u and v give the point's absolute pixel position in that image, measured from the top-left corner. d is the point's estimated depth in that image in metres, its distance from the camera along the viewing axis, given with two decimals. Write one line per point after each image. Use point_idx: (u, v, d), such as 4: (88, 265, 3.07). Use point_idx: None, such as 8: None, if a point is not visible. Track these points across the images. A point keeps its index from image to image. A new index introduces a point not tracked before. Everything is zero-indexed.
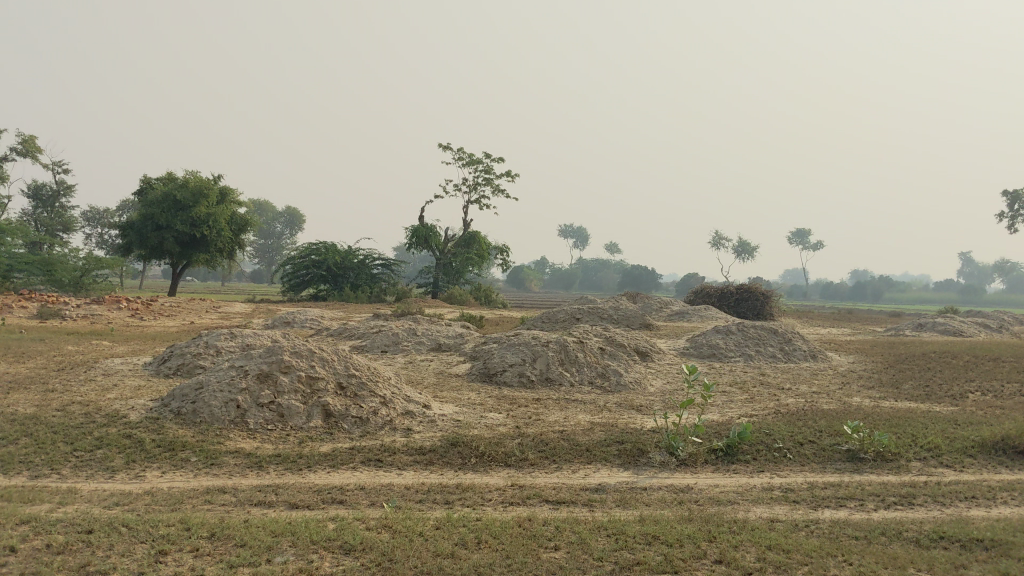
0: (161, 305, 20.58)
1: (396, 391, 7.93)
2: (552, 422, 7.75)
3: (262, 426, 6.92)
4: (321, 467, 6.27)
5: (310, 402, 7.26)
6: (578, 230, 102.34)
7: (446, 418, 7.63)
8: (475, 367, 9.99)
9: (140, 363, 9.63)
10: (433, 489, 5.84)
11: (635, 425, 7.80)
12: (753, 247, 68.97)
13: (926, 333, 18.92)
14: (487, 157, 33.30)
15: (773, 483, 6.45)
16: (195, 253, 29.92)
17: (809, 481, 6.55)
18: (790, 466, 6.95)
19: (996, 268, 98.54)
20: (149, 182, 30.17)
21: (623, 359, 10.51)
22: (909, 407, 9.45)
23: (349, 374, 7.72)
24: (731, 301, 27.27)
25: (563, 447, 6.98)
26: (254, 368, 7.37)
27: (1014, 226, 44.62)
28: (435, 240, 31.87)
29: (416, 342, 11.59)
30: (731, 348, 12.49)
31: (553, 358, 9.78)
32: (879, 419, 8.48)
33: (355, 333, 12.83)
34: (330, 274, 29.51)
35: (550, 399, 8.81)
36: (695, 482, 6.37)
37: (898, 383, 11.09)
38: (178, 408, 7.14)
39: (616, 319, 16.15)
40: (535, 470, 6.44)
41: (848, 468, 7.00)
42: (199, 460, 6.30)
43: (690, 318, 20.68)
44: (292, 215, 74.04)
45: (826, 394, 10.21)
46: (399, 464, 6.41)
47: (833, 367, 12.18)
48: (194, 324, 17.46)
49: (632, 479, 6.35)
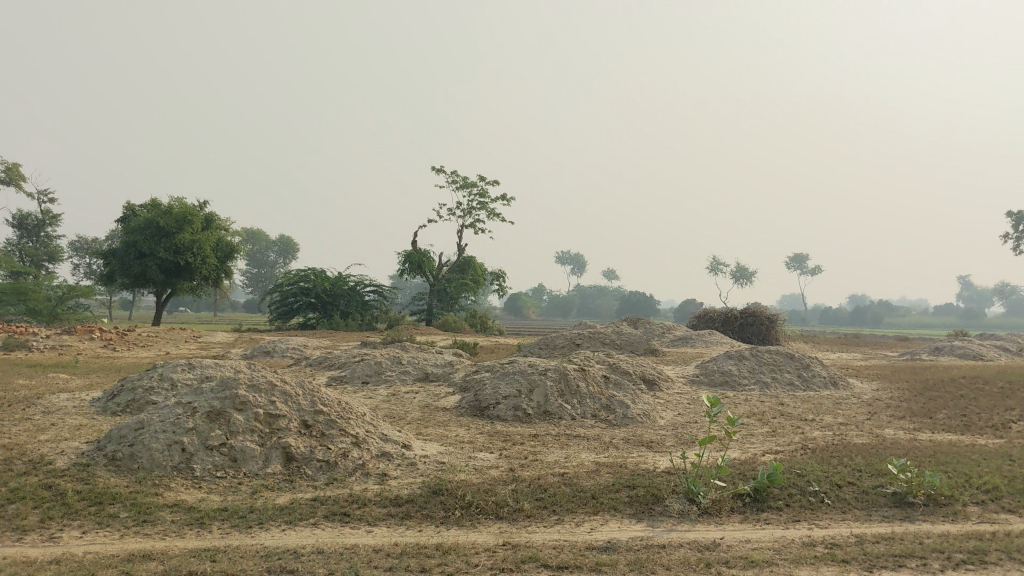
0: (137, 335, 19.57)
1: (371, 429, 6.89)
2: (551, 463, 6.72)
3: (210, 473, 5.90)
4: (275, 525, 5.25)
5: (268, 444, 6.23)
6: (574, 256, 101.42)
7: (428, 460, 6.59)
8: (465, 400, 8.96)
9: (89, 399, 8.59)
10: (408, 551, 4.80)
11: (646, 465, 6.77)
12: (751, 272, 68.07)
13: (944, 357, 17.98)
14: (482, 181, 32.38)
15: (815, 537, 5.43)
16: (180, 282, 28.86)
17: (855, 533, 5.53)
18: (830, 514, 5.93)
19: (997, 290, 97.74)
20: (132, 209, 29.18)
21: (630, 389, 9.48)
22: (951, 440, 8.41)
23: (317, 409, 6.69)
24: (734, 326, 26.31)
25: (565, 494, 5.96)
26: (204, 405, 6.33)
27: (1021, 246, 43.83)
28: (429, 265, 30.88)
29: (401, 372, 10.57)
30: (745, 376, 11.47)
31: (551, 388, 8.76)
32: (923, 456, 7.45)
33: (334, 363, 11.79)
34: (319, 302, 28.52)
35: (549, 435, 7.79)
36: (721, 537, 5.34)
37: (931, 413, 10.06)
38: (113, 452, 6.10)
39: (618, 345, 15.15)
40: (531, 524, 5.41)
41: (897, 516, 5.98)
42: (130, 516, 5.27)
43: (694, 344, 19.68)
44: (285, 242, 73.22)
45: (854, 426, 9.18)
46: (369, 519, 5.39)
47: (856, 395, 11.17)
48: (169, 355, 16.42)
49: (646, 534, 5.32)
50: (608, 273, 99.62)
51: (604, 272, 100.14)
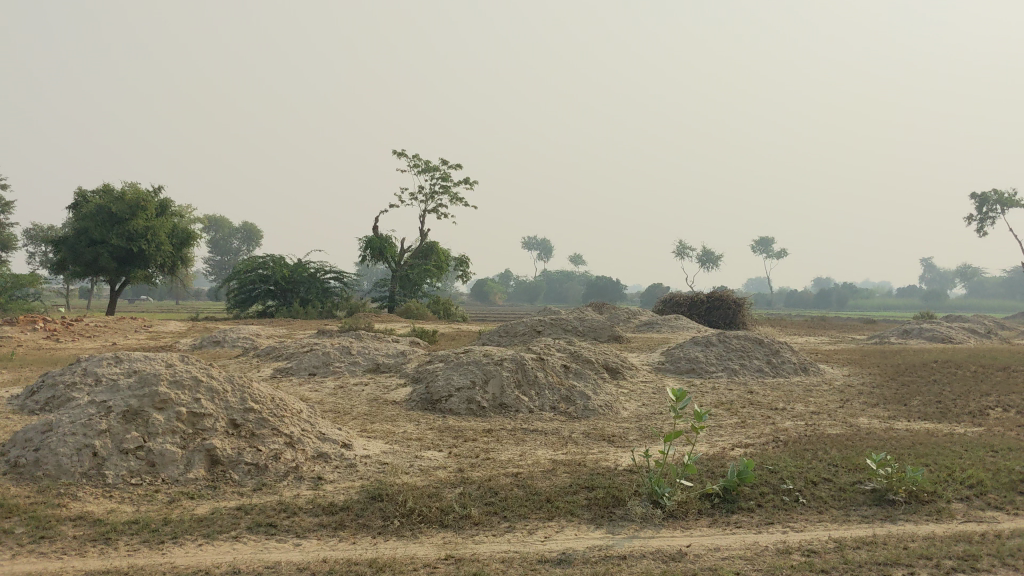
0: (84, 324, 18.79)
1: (307, 427, 6.33)
2: (504, 462, 6.20)
3: (124, 481, 5.32)
4: (191, 539, 4.68)
5: (191, 446, 5.65)
6: (541, 241, 100.88)
7: (369, 461, 6.05)
8: (416, 392, 8.41)
9: (7, 397, 7.92)
10: (337, 570, 4.25)
11: (607, 463, 6.27)
12: (717, 256, 68.00)
13: (913, 340, 17.69)
14: (444, 164, 31.68)
15: (791, 543, 4.96)
16: (133, 270, 27.95)
17: (834, 538, 5.07)
18: (805, 515, 5.47)
19: (960, 272, 98.60)
20: (83, 194, 28.19)
21: (592, 379, 8.97)
22: (928, 430, 8.00)
23: (247, 407, 6.12)
24: (701, 310, 25.96)
25: (517, 497, 5.44)
26: (120, 404, 5.72)
27: (984, 229, 43.89)
28: (390, 251, 30.19)
29: (351, 363, 9.99)
30: (712, 363, 11.00)
31: (508, 379, 8.23)
32: (900, 447, 7.02)
33: (283, 353, 11.19)
34: (278, 290, 27.79)
35: (504, 430, 7.27)
36: (688, 544, 4.85)
37: (905, 400, 9.66)
38: (16, 458, 5.46)
39: (582, 332, 14.65)
40: (479, 533, 4.89)
41: (878, 516, 5.53)
42: (26, 531, 4.66)
43: (660, 329, 19.26)
44: (249, 228, 72.09)
45: (827, 415, 8.75)
46: (298, 530, 4.85)
47: (827, 382, 10.75)
48: (115, 345, 15.69)
49: (606, 543, 4.82)
50: (575, 258, 99.26)
51: (571, 257, 99.85)
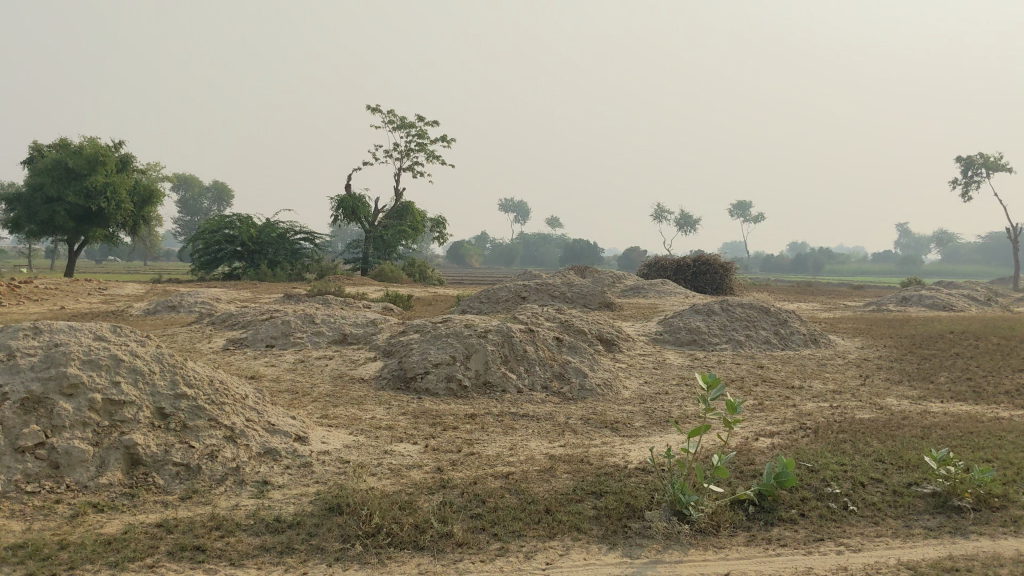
0: (34, 286, 17.52)
1: (253, 418, 5.25)
2: (491, 459, 5.16)
3: (16, 488, 4.20)
4: (91, 571, 3.59)
5: (106, 444, 4.56)
6: (518, 202, 99.52)
7: (327, 459, 4.99)
8: (388, 368, 7.35)
9: None
10: None
11: (615, 459, 5.24)
12: (696, 220, 67.14)
13: (913, 308, 16.84)
14: (420, 120, 30.40)
15: (853, 570, 3.95)
16: (92, 229, 26.52)
17: (905, 563, 4.07)
18: (859, 528, 4.49)
19: (938, 238, 98.65)
20: (39, 149, 26.67)
21: (587, 354, 7.94)
22: (971, 413, 7.05)
23: (178, 393, 5.02)
24: (687, 275, 24.96)
25: (508, 508, 4.41)
26: (18, 389, 4.56)
27: (968, 194, 43.23)
28: (363, 210, 28.89)
29: (314, 333, 8.91)
30: (715, 334, 10.00)
31: (492, 354, 7.19)
32: (950, 436, 6.04)
33: (239, 321, 10.06)
34: (245, 251, 26.54)
35: (489, 415, 6.23)
36: (726, 574, 3.84)
37: (931, 377, 8.72)
38: None
39: (569, 299, 13.62)
40: (465, 558, 3.85)
41: (945, 528, 4.56)
42: None
43: (646, 295, 18.28)
44: (220, 189, 70.33)
45: (850, 395, 7.78)
46: (232, 556, 3.78)
47: (841, 355, 9.81)
48: (63, 310, 14.44)
49: (623, 572, 3.80)
50: (552, 220, 98.05)
51: (547, 219, 98.93)
